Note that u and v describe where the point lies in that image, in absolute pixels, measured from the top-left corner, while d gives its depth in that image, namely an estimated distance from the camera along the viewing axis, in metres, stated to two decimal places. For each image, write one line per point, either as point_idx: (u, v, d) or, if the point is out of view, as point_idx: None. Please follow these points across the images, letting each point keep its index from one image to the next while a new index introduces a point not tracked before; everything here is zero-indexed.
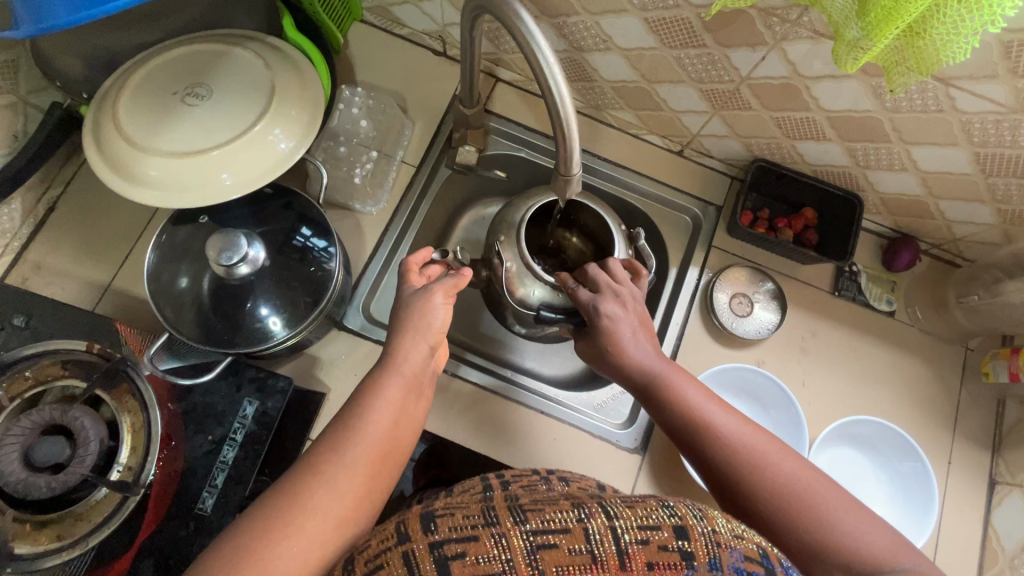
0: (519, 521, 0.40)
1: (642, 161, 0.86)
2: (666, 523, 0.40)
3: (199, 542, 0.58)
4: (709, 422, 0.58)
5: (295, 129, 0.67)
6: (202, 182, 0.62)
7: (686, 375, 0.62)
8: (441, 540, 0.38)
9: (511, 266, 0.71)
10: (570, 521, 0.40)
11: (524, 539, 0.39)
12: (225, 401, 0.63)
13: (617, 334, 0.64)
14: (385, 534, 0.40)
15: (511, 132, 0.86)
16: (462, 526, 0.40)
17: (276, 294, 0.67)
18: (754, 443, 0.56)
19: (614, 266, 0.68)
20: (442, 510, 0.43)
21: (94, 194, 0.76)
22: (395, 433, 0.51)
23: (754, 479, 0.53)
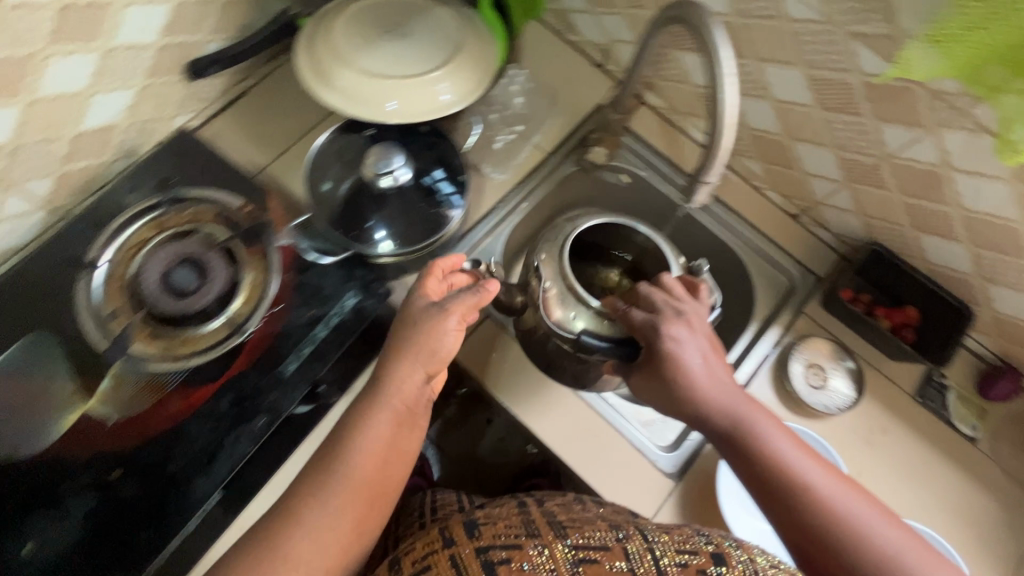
0: (559, 538, 0.55)
1: (756, 213, 0.89)
2: (704, 551, 0.54)
3: (273, 395, 0.64)
4: (806, 481, 0.58)
5: (461, 88, 0.75)
6: (375, 102, 0.72)
7: (775, 426, 0.63)
8: (486, 547, 0.54)
9: (552, 288, 0.72)
10: (612, 542, 0.54)
11: (567, 551, 0.54)
12: (332, 287, 0.70)
13: (700, 375, 0.64)
14: (432, 540, 0.57)
15: (641, 151, 0.91)
16: (506, 536, 0.55)
17: (402, 214, 0.74)
18: (851, 504, 0.57)
19: (673, 287, 0.70)
20: (486, 519, 0.59)
21: (277, 93, 0.87)
22: (389, 472, 0.60)
23: (850, 542, 0.55)
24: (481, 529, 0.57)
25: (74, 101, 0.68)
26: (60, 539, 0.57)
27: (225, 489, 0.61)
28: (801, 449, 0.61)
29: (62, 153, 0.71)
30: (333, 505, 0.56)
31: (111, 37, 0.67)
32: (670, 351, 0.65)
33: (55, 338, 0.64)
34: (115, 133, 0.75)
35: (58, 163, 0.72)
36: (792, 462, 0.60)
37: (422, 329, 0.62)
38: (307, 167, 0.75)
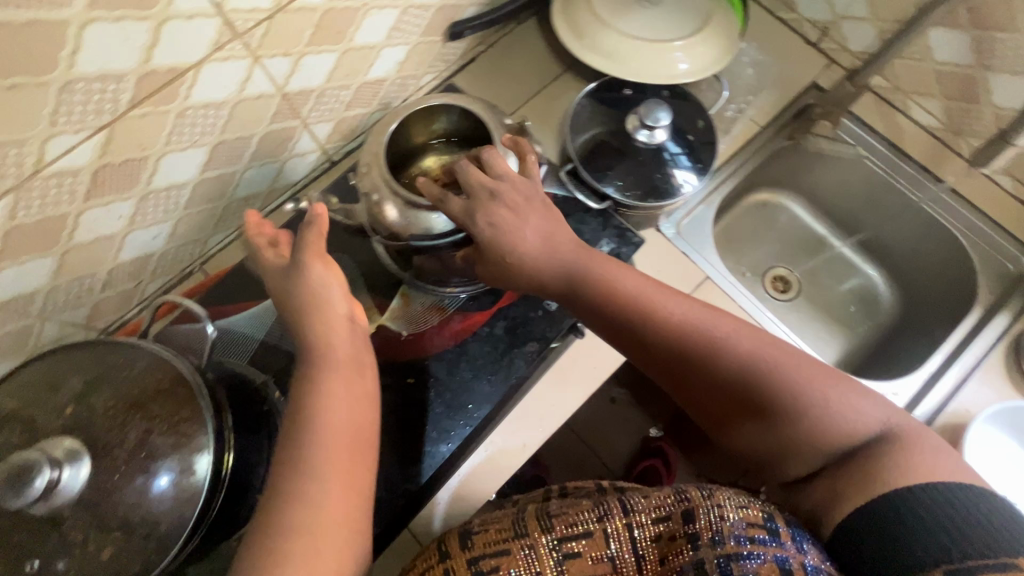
0: (544, 531, 0.49)
1: (982, 197, 0.87)
2: (675, 512, 0.48)
3: (542, 326, 0.70)
4: (712, 350, 0.55)
5: (699, 61, 0.79)
6: (618, 62, 0.78)
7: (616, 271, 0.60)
8: (478, 557, 0.49)
9: (380, 197, 0.60)
10: (591, 526, 0.49)
11: (550, 548, 0.48)
12: (592, 234, 0.74)
13: (538, 250, 0.58)
14: (427, 556, 0.52)
15: (857, 130, 0.91)
16: (495, 541, 0.50)
17: (643, 176, 0.78)
18: (753, 354, 0.55)
19: (496, 160, 0.59)
20: (479, 524, 0.53)
21: (505, 58, 0.92)
22: (355, 413, 0.51)
23: (741, 382, 0.54)
24: (472, 534, 0.51)
25: (370, 53, 0.76)
26: None
27: (494, 405, 0.68)
28: (681, 304, 0.58)
29: (346, 100, 0.80)
30: (330, 469, 0.47)
31: None
32: (503, 232, 0.57)
33: (353, 263, 0.73)
34: (384, 86, 0.83)
35: (341, 109, 0.80)
36: (703, 335, 0.56)
37: (305, 283, 0.54)
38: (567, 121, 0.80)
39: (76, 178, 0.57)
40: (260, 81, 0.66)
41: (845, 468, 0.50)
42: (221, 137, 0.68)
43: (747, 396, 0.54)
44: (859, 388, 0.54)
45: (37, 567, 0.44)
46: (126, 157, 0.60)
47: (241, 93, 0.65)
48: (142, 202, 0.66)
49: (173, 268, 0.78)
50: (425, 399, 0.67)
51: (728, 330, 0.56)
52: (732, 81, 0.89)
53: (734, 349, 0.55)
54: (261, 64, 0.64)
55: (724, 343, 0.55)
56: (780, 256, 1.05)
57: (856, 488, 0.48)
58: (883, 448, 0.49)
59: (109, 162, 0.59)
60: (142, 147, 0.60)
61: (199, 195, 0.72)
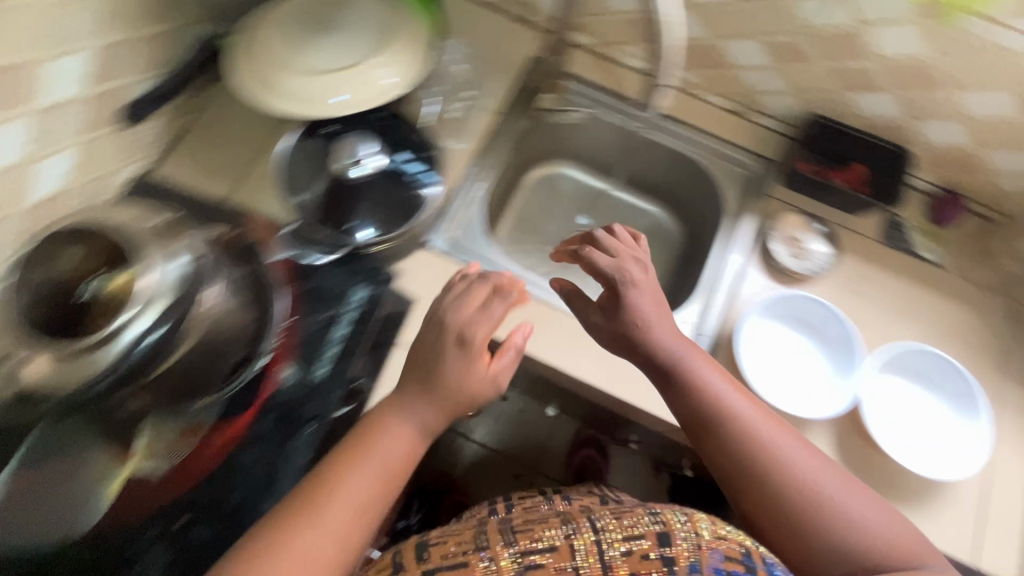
0: (505, 547, 0.55)
1: (704, 118, 0.94)
2: (650, 532, 0.54)
3: (316, 400, 0.65)
4: (767, 453, 0.59)
5: (404, 69, 0.77)
6: (320, 99, 0.73)
7: (703, 375, 0.64)
8: (432, 568, 0.54)
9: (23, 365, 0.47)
10: (558, 540, 0.55)
11: (512, 561, 0.54)
12: (339, 284, 0.69)
13: (665, 329, 0.66)
14: (384, 565, 0.56)
15: (584, 91, 0.96)
16: (452, 555, 0.56)
17: (378, 205, 0.76)
18: (796, 463, 0.58)
19: (620, 234, 0.72)
20: (433, 540, 0.60)
21: (218, 123, 0.84)
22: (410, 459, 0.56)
23: (749, 449, 0.59)
24: (432, 548, 0.57)
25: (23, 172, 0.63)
26: None
27: None
28: (750, 413, 0.61)
29: None
30: (333, 509, 0.51)
31: (47, 97, 0.63)
32: (642, 321, 0.65)
33: None
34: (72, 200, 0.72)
35: None
36: (753, 431, 0.60)
37: (474, 325, 0.59)
38: (283, 182, 0.76)
39: None
40: None
41: None
42: None
43: (767, 502, 0.58)
44: (870, 493, 0.58)
45: None
46: None
47: None
48: None
49: None
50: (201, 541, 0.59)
51: (781, 439, 0.60)
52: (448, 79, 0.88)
53: (794, 471, 0.58)
54: None
55: (790, 457, 0.59)
56: (576, 220, 1.09)
57: None
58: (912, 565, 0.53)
59: None
60: None
61: None
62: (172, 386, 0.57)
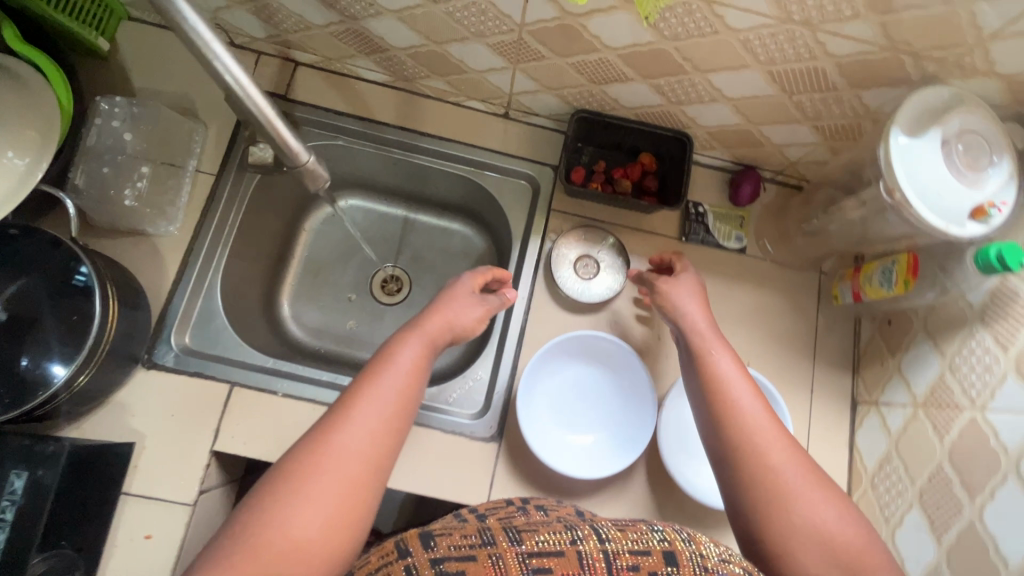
0: (511, 541, 0.36)
1: (467, 128, 0.80)
2: (656, 548, 0.36)
3: None
4: (765, 428, 0.49)
5: (36, 149, 0.61)
6: None
7: (710, 351, 0.56)
8: (440, 558, 0.35)
9: None
10: (564, 542, 0.36)
11: (521, 560, 0.34)
12: None
13: (689, 297, 0.63)
14: (383, 551, 0.38)
15: (322, 120, 0.80)
16: (458, 545, 0.36)
17: (51, 346, 0.60)
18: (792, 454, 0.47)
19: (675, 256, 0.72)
20: (440, 527, 0.40)
21: None
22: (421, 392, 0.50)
23: (743, 417, 0.50)
24: (443, 532, 0.38)
25: None
26: None
27: None
28: (751, 395, 0.51)
29: None
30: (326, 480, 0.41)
31: None
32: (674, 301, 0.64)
33: None
34: None
35: None
36: (741, 397, 0.51)
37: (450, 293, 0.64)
38: None
39: None
40: None
41: None
42: None
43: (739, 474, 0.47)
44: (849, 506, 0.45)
45: None
46: None
47: None
48: None
49: None
50: None
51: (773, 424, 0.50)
52: (126, 151, 0.71)
53: (772, 448, 0.47)
54: None
55: (774, 438, 0.48)
56: (374, 258, 0.96)
57: None
58: None
59: None
60: None
61: None
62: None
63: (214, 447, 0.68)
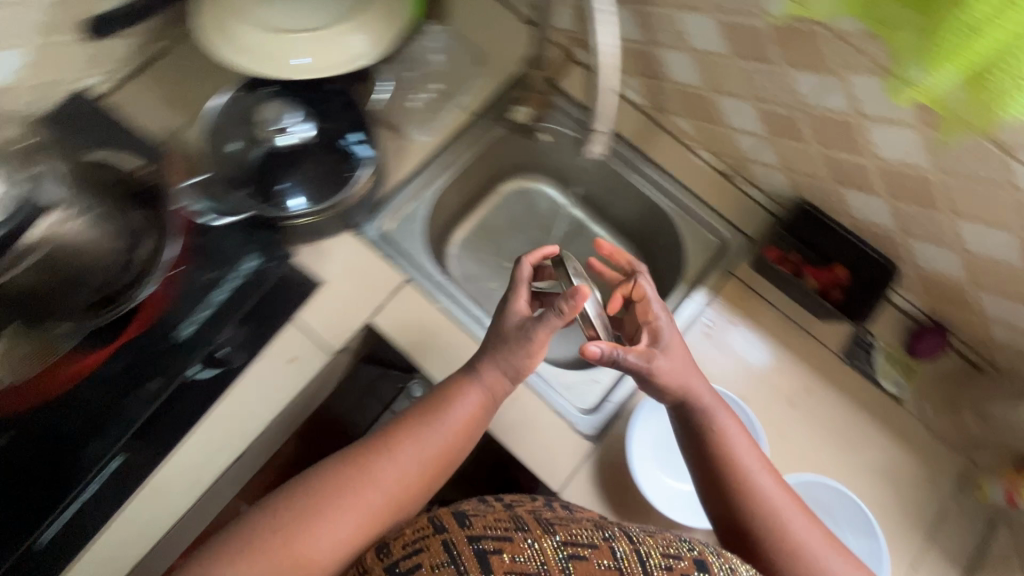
0: (548, 533, 0.49)
1: (688, 171, 0.87)
2: (687, 556, 0.47)
3: (177, 358, 0.67)
4: (783, 512, 0.57)
5: (375, 37, 0.73)
6: (285, 58, 0.70)
7: (715, 413, 0.62)
8: (477, 535, 0.48)
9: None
10: (598, 539, 0.48)
11: (556, 547, 0.47)
12: (234, 249, 0.71)
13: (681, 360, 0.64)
14: (423, 527, 0.51)
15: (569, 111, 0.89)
16: (494, 527, 0.49)
17: (311, 180, 0.73)
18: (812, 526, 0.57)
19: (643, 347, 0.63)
20: (473, 511, 0.53)
21: (190, 57, 0.83)
22: (461, 428, 0.62)
23: (756, 512, 0.57)
24: (475, 516, 0.51)
25: None
26: None
27: (125, 454, 0.63)
28: (755, 458, 0.60)
29: None
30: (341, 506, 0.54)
31: None
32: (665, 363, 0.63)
33: None
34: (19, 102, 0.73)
35: None
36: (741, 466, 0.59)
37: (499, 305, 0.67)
38: (212, 132, 0.72)
39: None
40: None
41: None
42: None
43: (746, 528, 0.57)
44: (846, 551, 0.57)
45: None
46: None
47: None
48: None
49: None
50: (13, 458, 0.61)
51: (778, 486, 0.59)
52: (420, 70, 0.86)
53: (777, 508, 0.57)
54: None
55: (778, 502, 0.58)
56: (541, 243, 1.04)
57: None
58: None
59: None
60: None
61: None
62: (27, 302, 0.59)
63: (369, 318, 0.76)
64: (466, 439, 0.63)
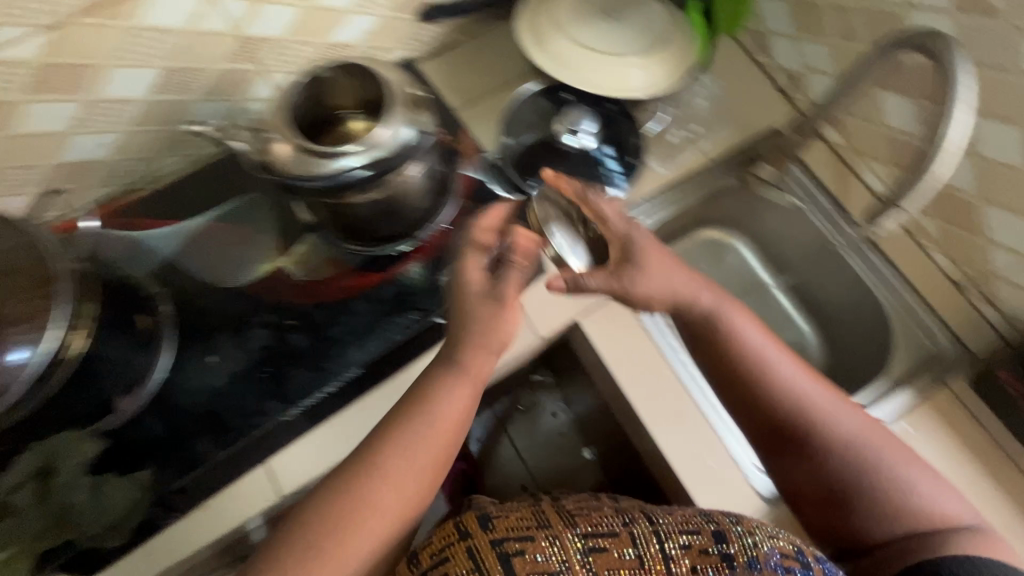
0: (569, 526, 0.51)
1: (916, 269, 0.85)
2: (706, 530, 0.51)
3: (432, 299, 0.71)
4: (812, 407, 0.60)
5: (654, 79, 0.81)
6: (575, 72, 0.80)
7: (764, 349, 0.62)
8: (500, 538, 0.49)
9: (282, 136, 0.58)
10: (619, 527, 0.51)
11: (577, 540, 0.49)
12: (503, 221, 0.76)
13: (698, 297, 0.63)
14: (448, 532, 0.52)
15: (804, 180, 0.90)
16: (518, 527, 0.50)
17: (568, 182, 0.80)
18: (880, 450, 0.60)
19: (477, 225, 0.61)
20: (495, 511, 0.54)
21: (480, 53, 0.95)
22: (459, 420, 0.56)
23: (818, 445, 0.60)
24: (497, 518, 0.52)
25: (333, 15, 0.79)
26: (243, 356, 0.68)
27: (364, 367, 0.69)
28: (789, 365, 0.62)
29: (309, 58, 0.83)
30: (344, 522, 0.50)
31: None
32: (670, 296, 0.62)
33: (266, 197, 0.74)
34: (349, 52, 0.86)
35: (303, 66, 0.84)
36: (801, 404, 0.60)
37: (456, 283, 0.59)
38: (505, 116, 0.84)
39: (20, 69, 0.62)
40: (214, 18, 0.70)
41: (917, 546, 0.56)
42: (172, 64, 0.72)
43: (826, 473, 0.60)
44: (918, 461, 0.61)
45: None
46: (74, 61, 0.65)
47: (196, 27, 0.70)
48: (88, 108, 0.71)
49: (117, 181, 0.83)
50: (275, 339, 0.69)
51: (826, 401, 0.61)
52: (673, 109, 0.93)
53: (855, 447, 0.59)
54: (216, 2, 0.68)
55: (855, 443, 0.59)
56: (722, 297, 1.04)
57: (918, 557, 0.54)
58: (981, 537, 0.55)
59: (54, 62, 0.64)
60: (90, 56, 0.65)
61: (149, 114, 0.77)
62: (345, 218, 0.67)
63: (578, 318, 0.82)
64: (459, 435, 0.56)
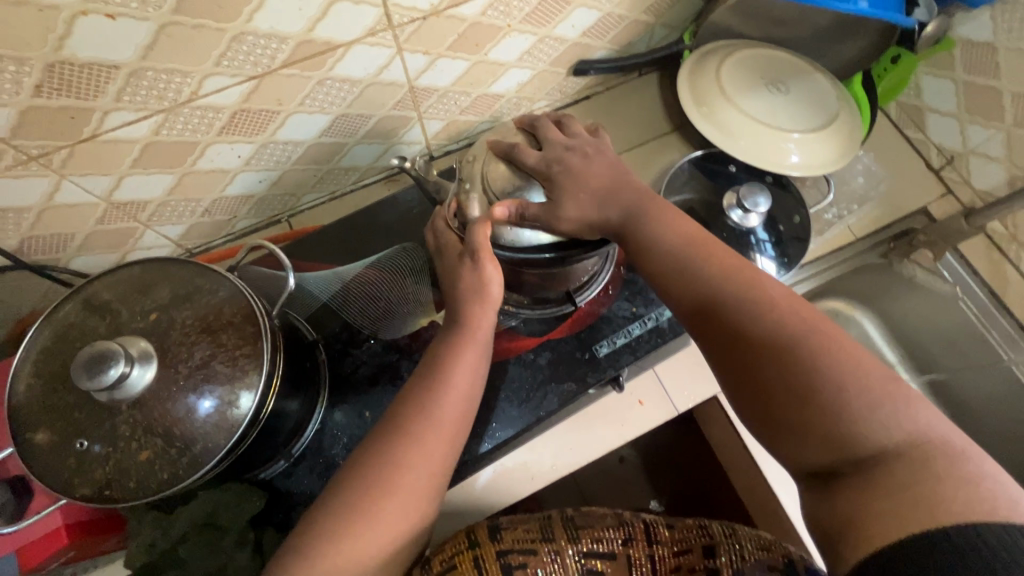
0: (572, 543, 0.53)
1: None
2: (696, 547, 0.52)
3: (586, 369, 0.71)
4: (758, 309, 0.50)
5: (816, 159, 0.78)
6: (732, 137, 0.78)
7: (726, 272, 0.53)
8: (505, 549, 0.52)
9: (469, 191, 0.59)
10: (615, 548, 0.52)
11: (576, 560, 0.52)
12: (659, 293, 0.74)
13: (657, 225, 0.57)
14: (457, 543, 0.54)
15: (960, 268, 0.86)
16: (523, 539, 0.52)
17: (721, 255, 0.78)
18: (783, 319, 0.48)
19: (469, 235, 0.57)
20: (506, 518, 0.55)
21: (622, 107, 0.94)
22: (470, 392, 0.55)
23: (734, 330, 0.50)
24: (505, 527, 0.54)
25: (499, 69, 0.79)
26: None
27: (515, 432, 0.68)
28: (756, 290, 0.51)
29: (464, 105, 0.83)
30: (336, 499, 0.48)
31: (553, 28, 0.76)
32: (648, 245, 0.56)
33: (425, 251, 0.76)
34: (500, 101, 0.86)
35: (456, 112, 0.84)
36: (755, 324, 0.49)
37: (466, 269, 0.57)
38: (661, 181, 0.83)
39: (217, 114, 0.63)
40: (395, 70, 0.70)
41: (875, 478, 0.40)
42: (345, 110, 0.72)
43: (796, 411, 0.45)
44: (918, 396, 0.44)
45: (83, 447, 0.49)
46: (264, 107, 0.65)
47: (376, 77, 0.70)
48: (261, 148, 0.71)
49: (264, 214, 0.84)
50: None
51: (793, 319, 0.49)
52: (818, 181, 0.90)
53: (827, 373, 0.45)
54: (402, 56, 0.68)
55: (819, 361, 0.45)
56: None
57: (886, 515, 0.38)
58: (933, 459, 0.39)
59: (248, 108, 0.64)
60: (279, 103, 0.66)
61: (310, 154, 0.77)
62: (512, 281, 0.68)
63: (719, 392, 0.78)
64: (466, 421, 0.55)
